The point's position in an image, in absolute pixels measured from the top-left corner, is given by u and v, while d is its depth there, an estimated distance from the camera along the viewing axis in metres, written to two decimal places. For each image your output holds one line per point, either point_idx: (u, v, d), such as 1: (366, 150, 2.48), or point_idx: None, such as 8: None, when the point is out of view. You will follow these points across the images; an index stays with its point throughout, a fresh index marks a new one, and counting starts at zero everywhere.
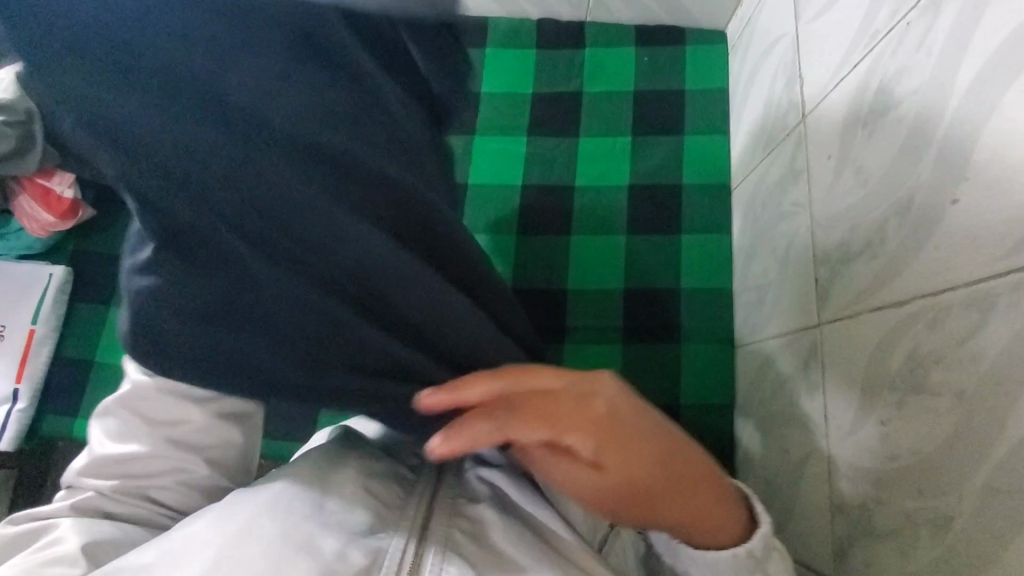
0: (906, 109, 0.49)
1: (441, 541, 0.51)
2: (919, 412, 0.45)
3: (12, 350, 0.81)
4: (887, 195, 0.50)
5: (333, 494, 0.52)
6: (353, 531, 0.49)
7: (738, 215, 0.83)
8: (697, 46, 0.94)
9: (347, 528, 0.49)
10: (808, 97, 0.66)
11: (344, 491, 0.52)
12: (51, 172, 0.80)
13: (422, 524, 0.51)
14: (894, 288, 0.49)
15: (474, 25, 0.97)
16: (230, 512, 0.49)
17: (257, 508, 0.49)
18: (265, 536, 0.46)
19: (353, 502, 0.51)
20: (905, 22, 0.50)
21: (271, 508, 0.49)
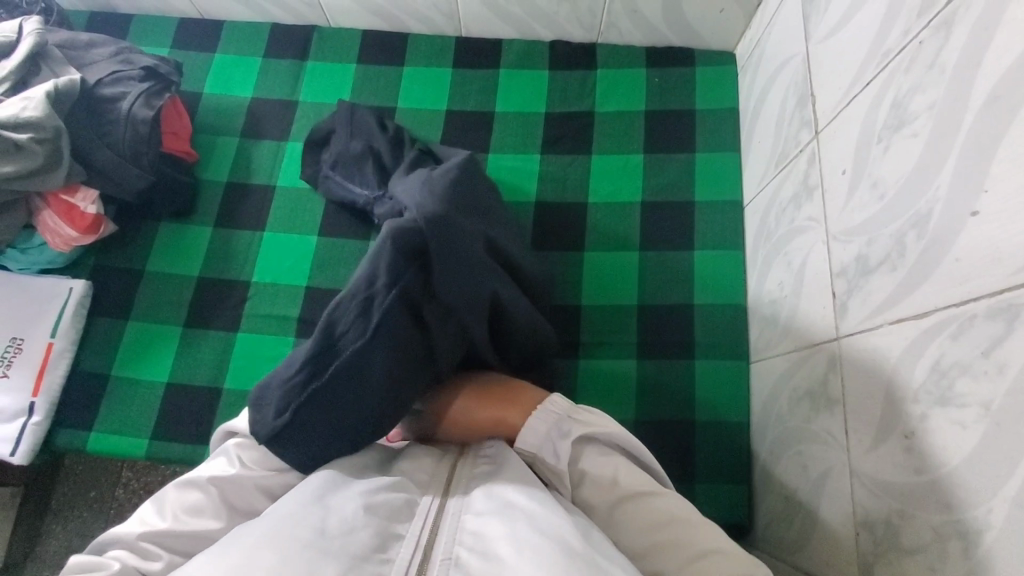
0: (920, 125, 0.50)
1: (441, 560, 0.49)
2: (945, 424, 0.45)
3: (31, 362, 0.82)
4: (904, 209, 0.51)
5: (331, 519, 0.50)
6: (357, 555, 0.48)
7: (750, 232, 0.83)
8: (707, 67, 0.96)
9: (346, 551, 0.48)
10: (820, 115, 0.67)
11: (342, 514, 0.51)
12: (76, 188, 0.82)
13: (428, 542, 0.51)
14: (914, 299, 0.49)
15: (489, 48, 1.00)
16: (226, 547, 0.48)
17: (254, 537, 0.48)
18: (267, 561, 0.45)
19: (356, 522, 0.50)
20: (917, 41, 0.51)
21: (268, 535, 0.48)
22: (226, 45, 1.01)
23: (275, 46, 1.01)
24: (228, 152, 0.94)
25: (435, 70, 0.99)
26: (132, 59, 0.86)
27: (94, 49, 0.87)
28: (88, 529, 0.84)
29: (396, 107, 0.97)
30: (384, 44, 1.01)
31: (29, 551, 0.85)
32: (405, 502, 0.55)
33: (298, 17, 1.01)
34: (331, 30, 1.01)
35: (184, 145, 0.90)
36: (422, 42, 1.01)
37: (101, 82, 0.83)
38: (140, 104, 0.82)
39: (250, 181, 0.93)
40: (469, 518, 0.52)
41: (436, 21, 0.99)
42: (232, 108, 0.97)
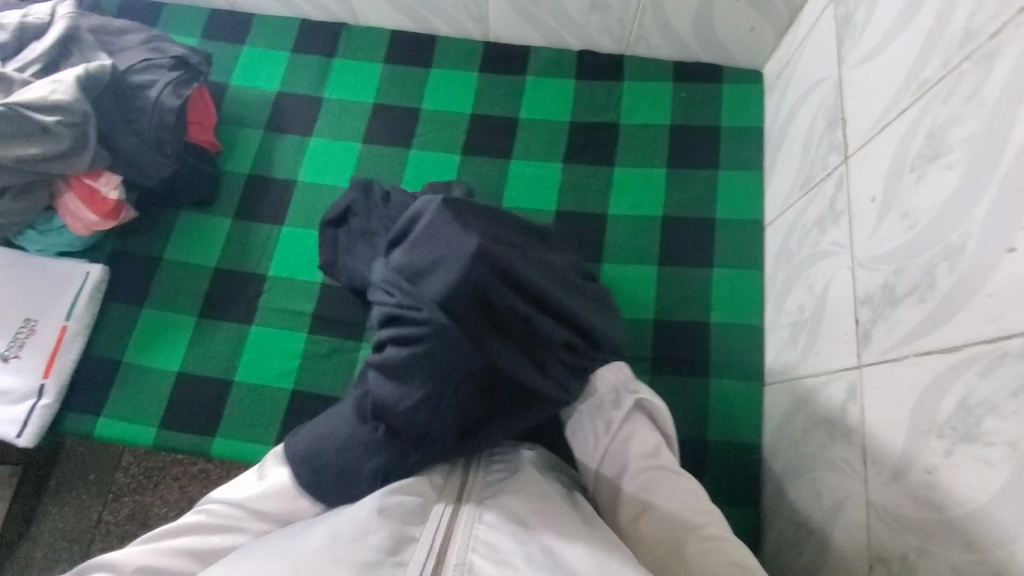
0: (956, 157, 0.50)
1: (455, 566, 0.50)
2: (968, 461, 0.44)
3: (43, 344, 0.82)
4: (935, 241, 0.51)
5: (343, 529, 0.51)
6: (367, 562, 0.48)
7: (771, 252, 0.83)
8: (734, 85, 0.95)
9: (359, 558, 0.48)
10: (850, 140, 0.66)
11: (353, 521, 0.51)
12: (99, 173, 0.82)
13: (441, 549, 0.51)
14: (943, 333, 0.48)
15: (516, 54, 1.00)
16: (241, 560, 0.50)
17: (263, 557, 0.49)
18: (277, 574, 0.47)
19: (366, 529, 0.51)
20: (957, 72, 0.51)
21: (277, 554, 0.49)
22: (255, 38, 1.01)
23: (303, 42, 1.01)
24: (251, 145, 0.95)
25: (461, 73, 0.99)
26: (162, 48, 0.86)
27: (125, 36, 0.87)
28: (88, 510, 0.81)
29: (420, 108, 0.97)
30: (411, 45, 1.01)
31: (24, 530, 0.81)
32: (418, 506, 0.55)
33: (327, 13, 1.01)
34: (360, 29, 1.02)
35: (207, 135, 0.90)
36: (449, 45, 1.01)
37: (131, 68, 0.83)
38: (168, 92, 0.82)
39: (271, 174, 0.93)
40: (481, 528, 0.53)
41: (464, 24, 0.99)
42: (258, 101, 0.97)
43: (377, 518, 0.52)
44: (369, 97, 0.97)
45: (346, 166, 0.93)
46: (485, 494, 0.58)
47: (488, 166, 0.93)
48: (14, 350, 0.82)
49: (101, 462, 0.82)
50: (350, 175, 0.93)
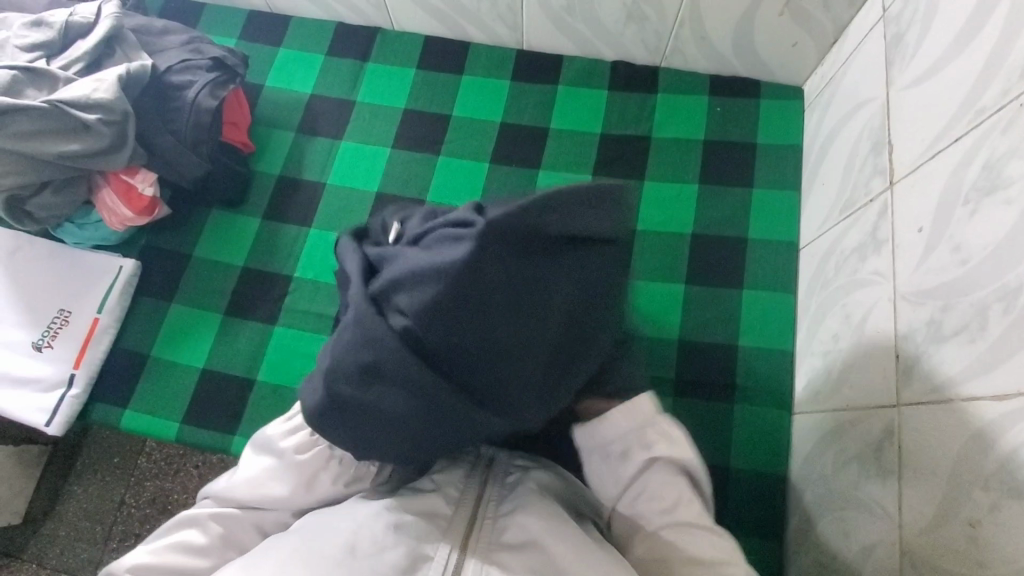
0: (1016, 192, 0.47)
1: None
2: (1019, 518, 0.42)
3: (75, 335, 0.84)
4: (989, 279, 0.48)
5: (363, 537, 0.50)
6: None
7: (805, 276, 0.80)
8: (772, 101, 0.93)
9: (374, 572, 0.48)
10: (896, 166, 0.63)
11: (372, 532, 0.51)
12: (135, 170, 0.84)
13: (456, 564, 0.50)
14: (995, 378, 0.45)
15: (548, 63, 0.99)
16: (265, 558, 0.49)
17: (284, 556, 0.49)
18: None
19: (384, 542, 0.50)
20: (1018, 102, 0.48)
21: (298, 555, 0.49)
22: (290, 41, 1.02)
23: (338, 45, 1.02)
24: (283, 146, 0.96)
25: (493, 81, 0.98)
26: (201, 49, 0.88)
27: (166, 36, 0.89)
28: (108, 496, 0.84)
29: (451, 116, 0.96)
30: (444, 52, 1.01)
31: (50, 509, 0.83)
32: (433, 522, 0.53)
33: (363, 18, 1.02)
34: (394, 34, 1.02)
35: (242, 136, 0.92)
36: (482, 52, 1.00)
37: (170, 69, 0.85)
38: (205, 93, 0.83)
39: (301, 176, 0.94)
40: (495, 550, 0.51)
41: (498, 32, 0.98)
42: (291, 102, 0.98)
43: (394, 531, 0.51)
44: (400, 103, 0.97)
45: (375, 171, 0.94)
46: (502, 510, 0.55)
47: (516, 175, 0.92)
48: (47, 340, 0.84)
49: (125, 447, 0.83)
50: (377, 181, 0.93)
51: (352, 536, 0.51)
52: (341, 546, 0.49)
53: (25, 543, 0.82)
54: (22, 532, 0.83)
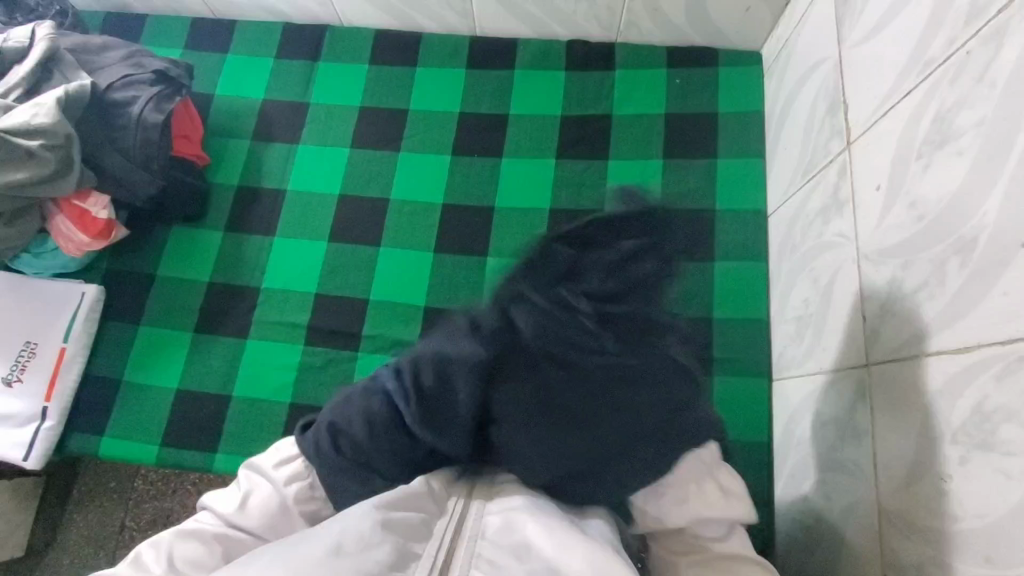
0: (967, 143, 0.46)
1: None
2: (987, 471, 0.42)
3: (45, 367, 0.81)
4: (946, 232, 0.48)
5: (347, 537, 0.49)
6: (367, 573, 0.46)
7: (776, 242, 0.80)
8: (732, 67, 0.91)
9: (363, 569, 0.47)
10: (853, 125, 0.63)
11: (357, 530, 0.49)
12: (87, 193, 0.82)
13: (441, 563, 0.49)
14: (957, 333, 0.45)
15: (503, 48, 0.97)
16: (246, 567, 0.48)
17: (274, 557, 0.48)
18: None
19: (370, 539, 0.48)
20: (964, 51, 0.47)
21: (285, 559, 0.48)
22: (237, 46, 1.00)
23: (287, 47, 0.99)
24: (240, 155, 0.94)
25: (448, 71, 0.96)
26: (143, 63, 0.85)
27: (105, 53, 0.86)
28: (109, 519, 0.84)
29: (408, 110, 0.94)
30: (396, 45, 0.99)
31: (51, 540, 0.85)
32: (422, 521, 0.52)
33: (310, 16, 0.99)
34: (342, 30, 0.99)
35: (195, 149, 0.89)
36: (436, 42, 0.98)
37: (111, 86, 0.82)
38: (151, 108, 0.81)
39: (260, 185, 0.92)
40: (484, 544, 0.51)
41: (449, 20, 0.96)
42: (244, 109, 0.96)
43: (379, 529, 0.49)
44: (356, 101, 0.95)
45: (335, 173, 0.92)
46: (492, 508, 0.55)
47: (479, 165, 0.91)
48: (17, 374, 0.81)
49: (118, 472, 0.84)
50: (338, 183, 0.91)
51: (336, 535, 0.49)
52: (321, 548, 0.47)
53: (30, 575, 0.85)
54: (27, 562, 0.85)
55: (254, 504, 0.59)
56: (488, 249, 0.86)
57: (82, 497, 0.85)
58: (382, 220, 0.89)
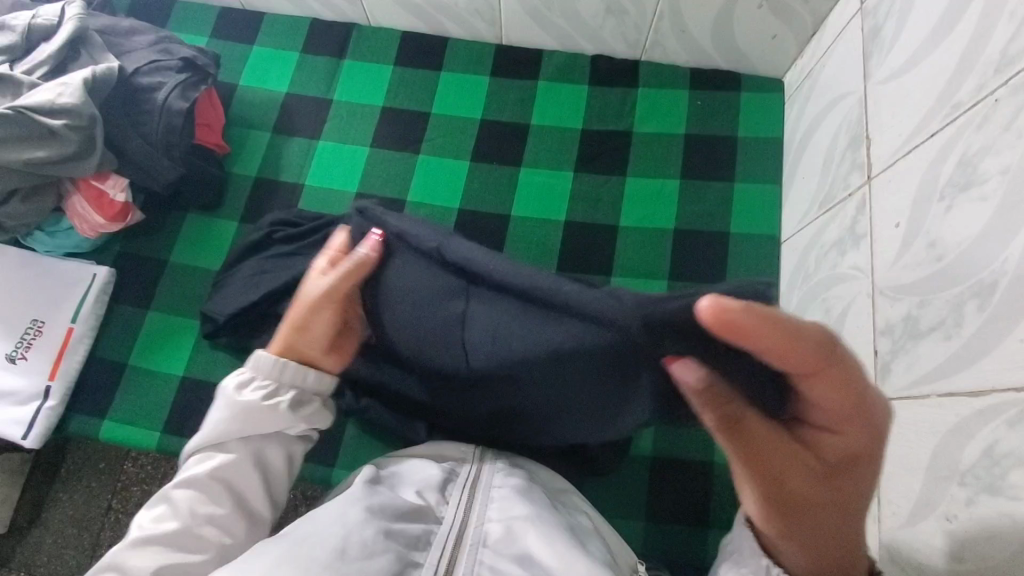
0: (990, 188, 0.47)
1: None
2: (993, 514, 0.42)
3: (49, 346, 0.81)
4: (964, 276, 0.48)
5: (353, 541, 0.48)
6: None
7: (786, 269, 0.81)
8: (752, 93, 0.92)
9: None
10: (875, 160, 0.64)
11: (363, 535, 0.48)
12: (106, 175, 0.81)
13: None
14: (971, 376, 0.46)
15: (529, 59, 0.98)
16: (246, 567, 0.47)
17: (275, 556, 0.47)
18: None
19: (375, 545, 0.48)
20: (993, 97, 0.48)
21: (288, 558, 0.46)
22: (264, 38, 1.00)
23: (313, 43, 1.00)
24: (259, 147, 0.94)
25: (472, 76, 0.97)
26: (171, 50, 0.86)
27: (133, 37, 0.87)
28: (97, 498, 0.80)
29: (430, 113, 0.95)
30: (422, 47, 0.99)
31: (34, 518, 0.80)
32: (422, 531, 0.52)
33: (339, 14, 1.00)
34: (370, 29, 1.00)
35: (215, 137, 0.90)
36: (461, 48, 0.99)
37: (138, 71, 0.82)
38: (176, 95, 0.81)
39: (278, 177, 0.92)
40: (486, 554, 0.51)
41: (476, 26, 0.97)
42: (266, 101, 0.96)
43: (384, 537, 0.49)
44: (379, 101, 0.96)
45: (353, 171, 0.92)
46: (492, 514, 0.54)
47: (498, 173, 0.91)
48: (20, 351, 0.81)
49: (104, 451, 0.81)
50: (356, 181, 0.91)
51: (340, 538, 0.48)
52: (329, 550, 0.47)
53: (12, 552, 0.79)
54: (6, 542, 0.79)
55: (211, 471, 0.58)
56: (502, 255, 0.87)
57: (73, 478, 0.81)
58: None
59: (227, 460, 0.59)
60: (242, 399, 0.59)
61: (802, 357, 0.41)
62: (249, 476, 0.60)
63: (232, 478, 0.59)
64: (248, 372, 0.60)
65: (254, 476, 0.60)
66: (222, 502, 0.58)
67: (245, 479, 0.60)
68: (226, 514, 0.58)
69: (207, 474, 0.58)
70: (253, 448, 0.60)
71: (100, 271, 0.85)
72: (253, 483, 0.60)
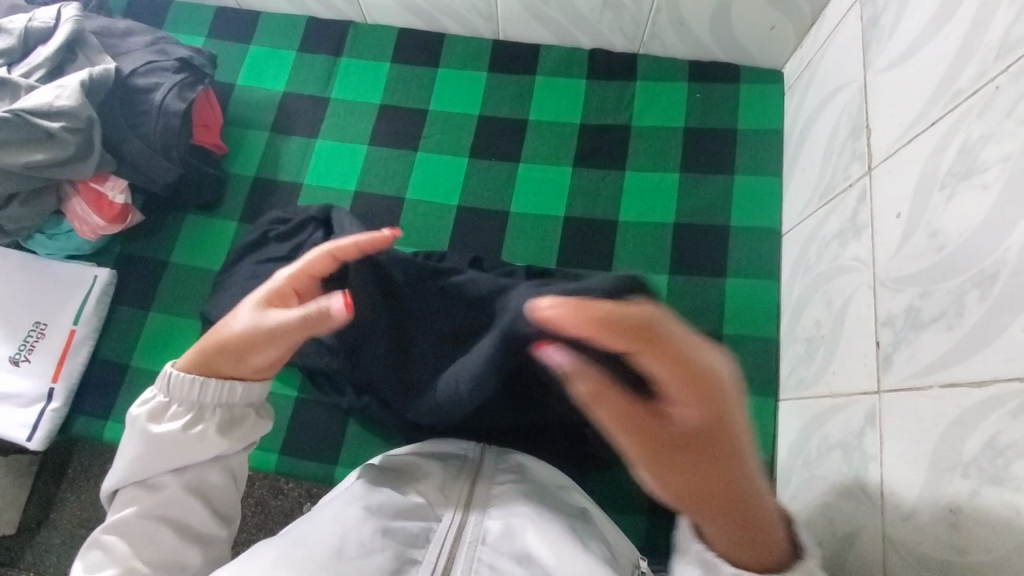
0: (992, 177, 0.46)
1: None
2: (997, 506, 0.42)
3: (52, 348, 0.82)
4: (966, 265, 0.48)
5: (350, 540, 0.48)
6: None
7: (788, 261, 0.80)
8: (752, 85, 0.92)
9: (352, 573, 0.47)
10: (875, 151, 0.63)
11: (361, 535, 0.49)
12: (105, 177, 0.81)
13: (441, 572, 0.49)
14: (973, 366, 0.45)
15: (527, 54, 0.97)
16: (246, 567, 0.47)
17: (274, 556, 0.47)
18: None
19: (372, 542, 0.48)
20: (993, 85, 0.47)
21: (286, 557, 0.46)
22: (261, 37, 1.00)
23: (309, 41, 0.99)
24: (257, 146, 0.94)
25: (469, 72, 0.97)
26: (167, 50, 0.86)
27: (130, 38, 0.87)
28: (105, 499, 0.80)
29: (428, 110, 0.95)
30: (419, 44, 0.99)
31: (44, 518, 0.81)
32: (421, 529, 0.52)
33: (335, 12, 1.00)
34: (367, 26, 1.00)
35: (212, 137, 0.90)
36: (458, 44, 0.98)
37: (135, 72, 0.83)
38: (173, 95, 0.81)
39: (277, 176, 0.92)
40: (485, 551, 0.51)
41: (473, 22, 0.97)
42: (264, 100, 0.96)
43: (382, 535, 0.49)
44: (376, 98, 0.96)
45: (352, 169, 0.92)
46: (491, 513, 0.54)
47: (497, 169, 0.91)
48: (24, 354, 0.81)
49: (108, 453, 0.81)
50: (354, 179, 0.91)
51: (338, 539, 0.48)
52: (327, 548, 0.47)
53: (21, 552, 0.79)
54: (16, 541, 0.80)
55: (143, 506, 0.56)
56: (502, 252, 0.87)
57: (81, 479, 0.81)
58: (397, 219, 0.89)
59: (159, 494, 0.57)
60: (151, 422, 0.57)
61: (628, 334, 0.40)
62: (186, 502, 0.57)
63: (166, 509, 0.56)
64: (158, 395, 0.58)
65: (189, 502, 0.57)
66: (157, 536, 0.55)
67: (182, 506, 0.57)
68: (166, 545, 0.55)
69: (136, 512, 0.56)
70: (187, 476, 0.58)
71: (101, 273, 0.86)
72: (190, 509, 0.57)
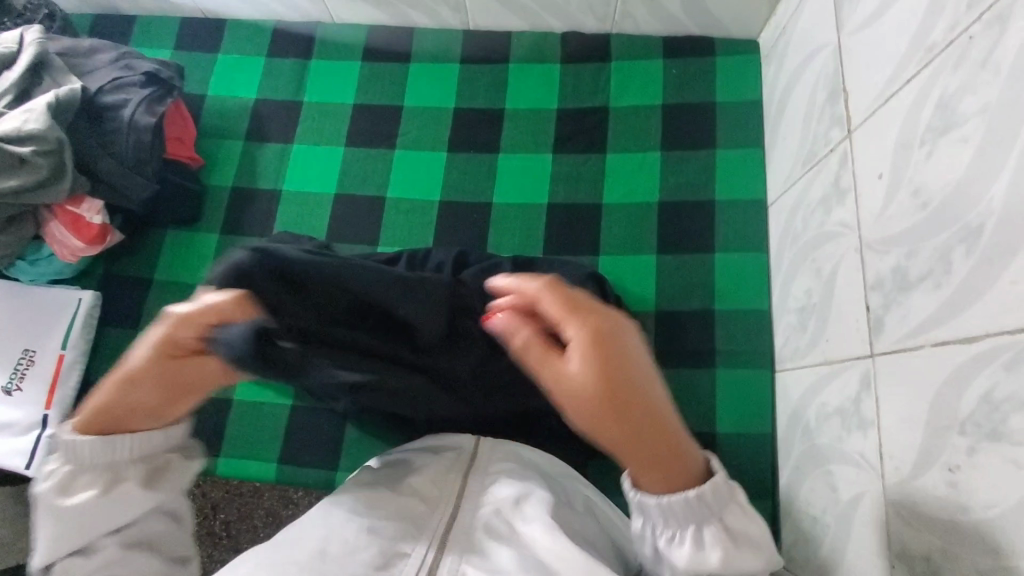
0: (971, 129, 0.45)
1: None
2: (996, 461, 0.41)
3: (42, 375, 0.81)
4: (951, 221, 0.47)
5: (333, 542, 0.49)
6: None
7: (775, 232, 0.79)
8: (728, 57, 0.90)
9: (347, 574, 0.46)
10: (854, 112, 0.62)
11: (343, 535, 0.49)
12: (80, 199, 0.80)
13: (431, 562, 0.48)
14: (963, 322, 0.45)
15: (499, 42, 0.96)
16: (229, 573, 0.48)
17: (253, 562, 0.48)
18: None
19: (356, 542, 0.48)
20: (967, 35, 0.46)
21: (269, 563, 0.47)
22: (228, 46, 0.98)
23: (278, 46, 0.98)
24: (233, 156, 0.93)
25: (441, 66, 0.95)
26: (133, 65, 0.84)
27: (95, 56, 0.86)
28: None
29: (402, 106, 0.93)
30: (389, 40, 0.97)
31: None
32: (410, 520, 0.51)
33: (302, 14, 0.98)
34: (335, 26, 0.98)
35: (187, 150, 0.88)
36: (429, 37, 0.97)
37: (103, 90, 0.82)
38: (142, 111, 0.80)
39: (254, 185, 0.91)
40: (481, 538, 0.50)
41: (442, 14, 0.95)
42: (236, 109, 0.95)
43: (366, 533, 0.49)
44: (349, 99, 0.94)
45: (330, 172, 0.91)
46: (486, 498, 0.53)
47: (476, 161, 0.90)
48: (16, 383, 0.80)
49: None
50: (333, 183, 0.90)
51: (321, 540, 0.49)
52: (307, 551, 0.48)
53: None
54: None
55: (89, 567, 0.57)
56: (487, 244, 0.86)
57: None
58: (379, 219, 0.88)
59: (104, 555, 0.58)
60: (51, 496, 0.57)
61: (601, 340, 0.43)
62: (135, 559, 0.59)
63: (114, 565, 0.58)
64: (56, 468, 0.57)
65: (135, 556, 0.59)
66: None
67: (133, 562, 0.59)
68: None
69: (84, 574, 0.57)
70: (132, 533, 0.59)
71: (86, 296, 0.85)
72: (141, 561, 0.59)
